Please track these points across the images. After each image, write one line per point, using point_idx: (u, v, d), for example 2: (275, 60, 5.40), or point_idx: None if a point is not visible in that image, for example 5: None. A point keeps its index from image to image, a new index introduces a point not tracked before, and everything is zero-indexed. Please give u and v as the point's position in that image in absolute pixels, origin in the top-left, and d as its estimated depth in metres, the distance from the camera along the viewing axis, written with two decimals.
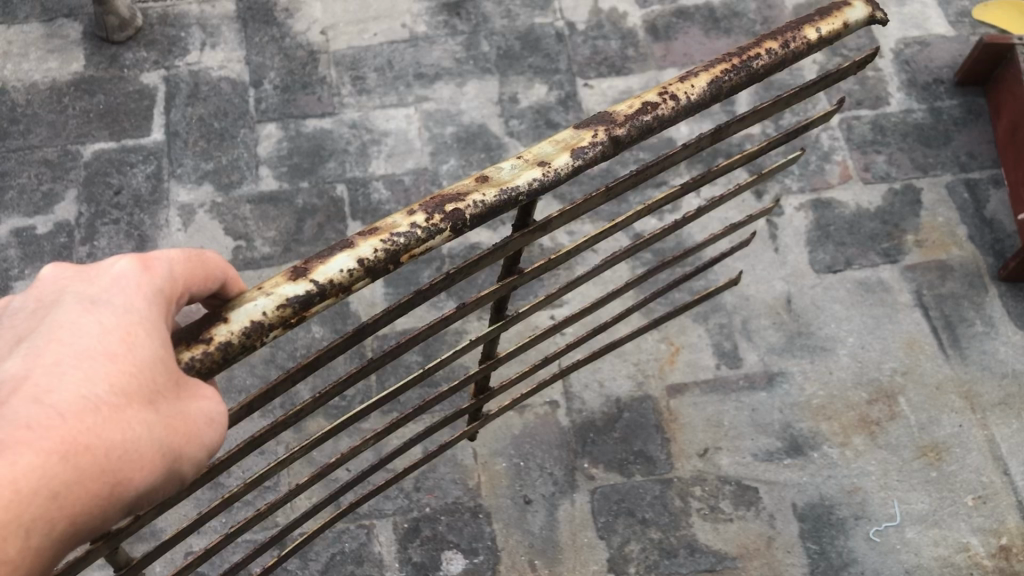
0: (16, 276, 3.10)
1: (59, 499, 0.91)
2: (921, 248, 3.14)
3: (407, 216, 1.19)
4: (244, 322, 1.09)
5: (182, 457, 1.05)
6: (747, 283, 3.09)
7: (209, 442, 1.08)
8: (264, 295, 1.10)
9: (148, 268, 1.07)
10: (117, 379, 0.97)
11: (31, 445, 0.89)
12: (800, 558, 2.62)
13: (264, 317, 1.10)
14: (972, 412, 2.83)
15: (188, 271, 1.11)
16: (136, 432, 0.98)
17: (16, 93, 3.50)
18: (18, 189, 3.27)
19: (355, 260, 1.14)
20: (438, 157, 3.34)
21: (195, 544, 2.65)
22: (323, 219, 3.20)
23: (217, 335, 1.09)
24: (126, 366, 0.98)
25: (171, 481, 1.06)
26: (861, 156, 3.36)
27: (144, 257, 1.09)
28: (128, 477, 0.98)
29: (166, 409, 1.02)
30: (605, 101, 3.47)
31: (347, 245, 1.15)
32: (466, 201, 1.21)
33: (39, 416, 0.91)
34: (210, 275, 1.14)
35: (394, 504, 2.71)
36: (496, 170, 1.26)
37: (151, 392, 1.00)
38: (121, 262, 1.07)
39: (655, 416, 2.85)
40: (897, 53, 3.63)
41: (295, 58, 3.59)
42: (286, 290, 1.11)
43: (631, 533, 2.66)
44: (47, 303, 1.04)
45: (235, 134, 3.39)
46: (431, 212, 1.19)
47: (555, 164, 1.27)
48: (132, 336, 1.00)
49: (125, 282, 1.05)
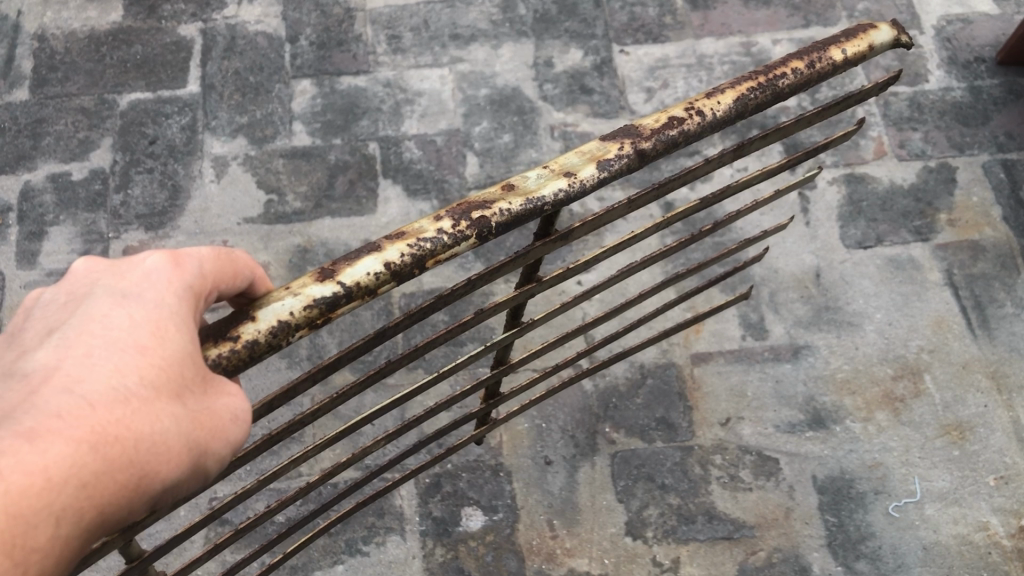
0: (51, 221, 3.13)
1: (88, 489, 0.93)
2: (954, 227, 3.12)
3: (433, 221, 1.19)
4: (272, 320, 1.10)
5: (207, 451, 1.06)
6: (776, 256, 3.08)
7: (234, 438, 1.09)
8: (293, 295, 1.11)
9: (178, 264, 1.09)
10: (147, 373, 0.99)
11: (61, 434, 0.91)
12: (818, 529, 2.63)
13: (291, 316, 1.10)
14: (998, 393, 2.82)
15: (217, 268, 1.13)
16: (165, 425, 0.99)
17: (55, 41, 3.52)
18: (55, 136, 3.30)
19: (383, 263, 1.14)
20: (471, 118, 3.34)
21: (220, 491, 2.70)
22: (355, 176, 3.21)
23: (244, 333, 1.09)
24: (155, 359, 1.00)
25: (196, 476, 1.07)
26: (897, 132, 3.33)
27: (175, 253, 1.10)
28: (156, 469, 1.00)
29: (194, 404, 1.03)
30: (640, 67, 3.45)
31: (374, 248, 1.15)
32: (492, 209, 1.22)
33: (70, 406, 0.93)
34: (238, 272, 1.15)
35: (418, 459, 2.74)
36: (522, 179, 1.26)
37: (180, 384, 1.02)
38: (151, 257, 1.09)
39: (679, 384, 2.86)
40: (939, 29, 3.58)
41: (331, 14, 3.59)
42: (314, 291, 1.11)
43: (649, 498, 2.68)
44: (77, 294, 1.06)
45: (270, 89, 3.40)
46: (458, 218, 1.20)
47: (581, 175, 1.28)
48: (163, 331, 1.02)
49: (156, 277, 1.07)
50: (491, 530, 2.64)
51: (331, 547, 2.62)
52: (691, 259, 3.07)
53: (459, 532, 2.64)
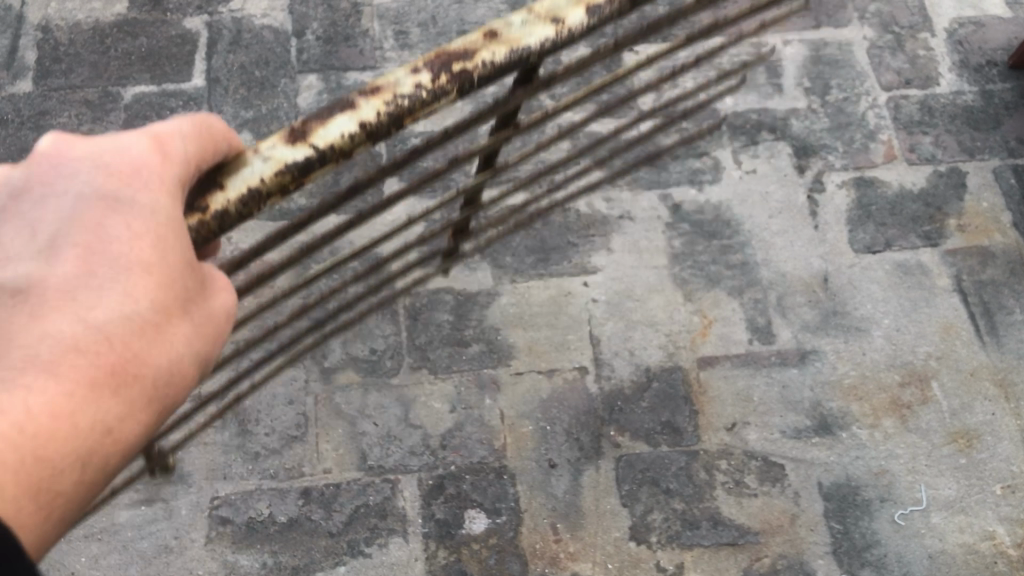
0: None
1: (113, 433, 0.95)
2: (964, 233, 3.10)
3: (410, 74, 1.14)
4: (241, 188, 1.07)
5: (208, 360, 1.07)
6: (784, 259, 3.05)
7: (228, 338, 1.10)
8: (262, 159, 1.08)
9: (161, 148, 1.02)
10: (157, 293, 0.97)
11: (74, 373, 0.91)
12: (823, 536, 2.62)
13: (262, 182, 1.08)
14: (1006, 400, 2.80)
15: (200, 148, 1.05)
16: (178, 348, 1.01)
17: (59, 31, 3.49)
18: (58, 129, 3.28)
19: (357, 123, 1.11)
20: (478, 116, 3.31)
21: (221, 488, 2.66)
22: (360, 173, 3.19)
23: (213, 204, 1.06)
24: (161, 274, 0.97)
25: (197, 381, 1.09)
26: (907, 136, 3.31)
27: (154, 135, 1.03)
28: (166, 394, 1.02)
29: (198, 316, 1.04)
30: (650, 67, 3.43)
31: (348, 107, 1.12)
32: (473, 61, 1.16)
33: (84, 338, 0.92)
34: (217, 147, 1.07)
35: (420, 460, 2.72)
36: (505, 26, 1.19)
37: (184, 298, 1.01)
38: (133, 139, 1.02)
39: (684, 388, 2.83)
40: (951, 32, 3.55)
41: (338, 9, 3.55)
42: (285, 154, 1.09)
43: (654, 502, 2.66)
44: (47, 178, 1.00)
45: (276, 84, 3.38)
46: (437, 71, 1.15)
47: (568, 21, 1.20)
48: (164, 240, 0.98)
49: (142, 165, 1.00)
50: (495, 532, 2.63)
51: (333, 547, 2.60)
52: (698, 261, 3.04)
53: (462, 534, 2.63)
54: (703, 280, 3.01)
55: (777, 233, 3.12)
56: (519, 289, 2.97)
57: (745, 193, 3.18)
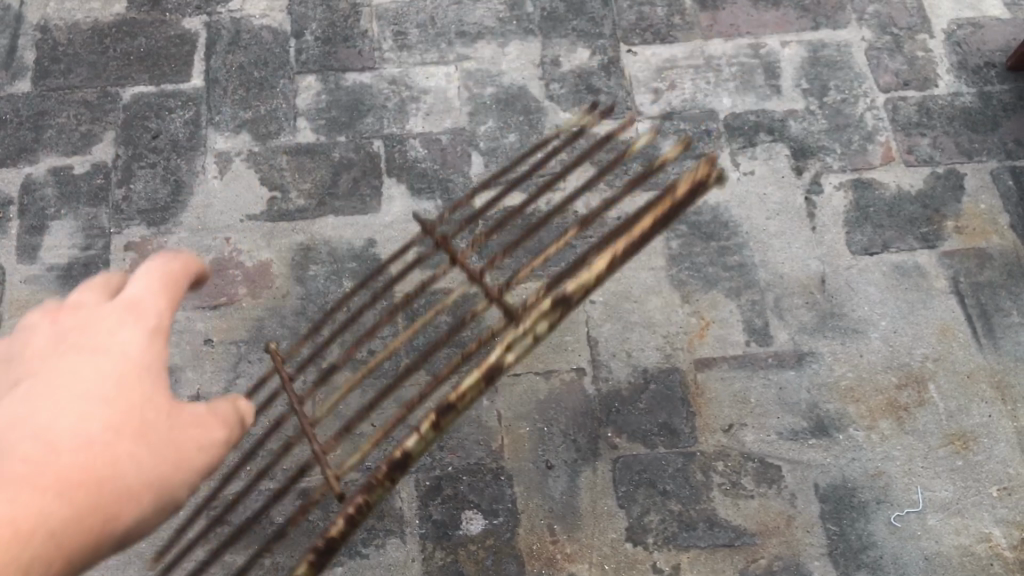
0: (52, 215, 3.10)
1: (57, 535, 1.09)
2: (961, 235, 3.10)
3: (507, 347, 1.40)
4: (403, 454, 1.40)
5: (174, 488, 1.26)
6: (781, 261, 3.05)
7: (201, 465, 1.31)
8: (416, 442, 1.41)
9: (141, 313, 1.34)
10: (111, 418, 1.21)
11: (41, 466, 1.12)
12: (819, 538, 2.63)
13: (414, 448, 1.41)
14: (1003, 402, 2.80)
15: (169, 302, 1.38)
16: (139, 470, 1.21)
17: (58, 31, 3.49)
18: (57, 129, 3.28)
19: (476, 384, 1.42)
20: (476, 118, 3.32)
21: None
22: (358, 174, 3.19)
23: (383, 476, 1.40)
24: (121, 405, 1.23)
25: (163, 514, 1.26)
26: (905, 138, 3.31)
27: (137, 303, 1.35)
28: (120, 511, 1.18)
29: (163, 436, 1.26)
30: (648, 68, 3.45)
31: (471, 381, 1.40)
32: (558, 317, 1.42)
33: (65, 441, 1.16)
34: (183, 274, 1.43)
35: (418, 461, 2.72)
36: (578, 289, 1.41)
37: (144, 427, 1.24)
38: (128, 331, 1.32)
39: (682, 389, 2.84)
40: (950, 33, 3.55)
41: (337, 10, 3.56)
42: (428, 435, 1.42)
43: (650, 504, 2.67)
44: (82, 330, 1.32)
45: (275, 84, 3.38)
46: (526, 337, 1.40)
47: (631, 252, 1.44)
48: (125, 379, 1.26)
49: (127, 335, 1.31)
50: (492, 534, 2.63)
51: None
52: (696, 263, 3.05)
53: (459, 535, 2.63)
54: (700, 282, 3.02)
55: (775, 235, 3.12)
56: (517, 291, 2.98)
57: (742, 194, 3.19)
